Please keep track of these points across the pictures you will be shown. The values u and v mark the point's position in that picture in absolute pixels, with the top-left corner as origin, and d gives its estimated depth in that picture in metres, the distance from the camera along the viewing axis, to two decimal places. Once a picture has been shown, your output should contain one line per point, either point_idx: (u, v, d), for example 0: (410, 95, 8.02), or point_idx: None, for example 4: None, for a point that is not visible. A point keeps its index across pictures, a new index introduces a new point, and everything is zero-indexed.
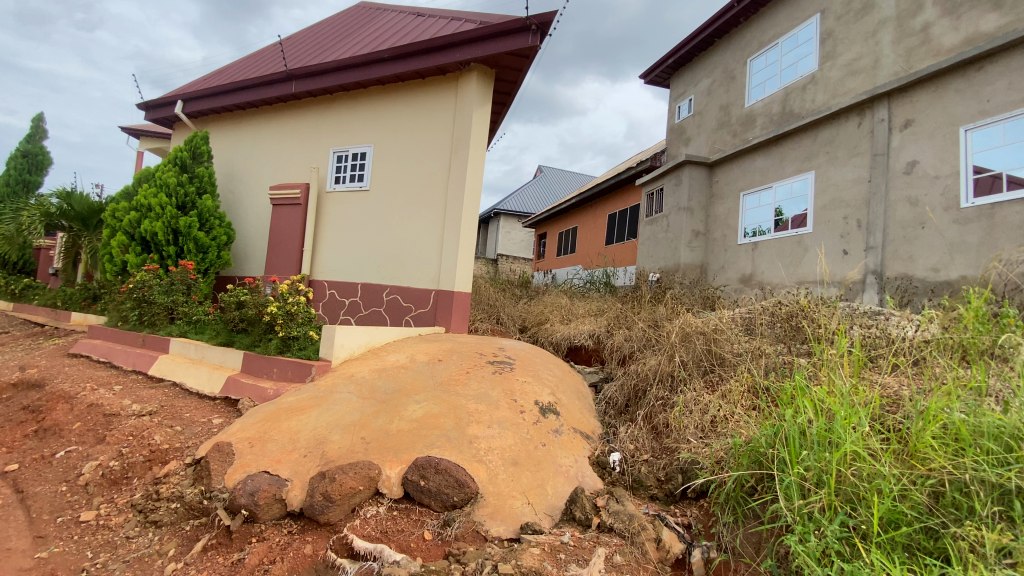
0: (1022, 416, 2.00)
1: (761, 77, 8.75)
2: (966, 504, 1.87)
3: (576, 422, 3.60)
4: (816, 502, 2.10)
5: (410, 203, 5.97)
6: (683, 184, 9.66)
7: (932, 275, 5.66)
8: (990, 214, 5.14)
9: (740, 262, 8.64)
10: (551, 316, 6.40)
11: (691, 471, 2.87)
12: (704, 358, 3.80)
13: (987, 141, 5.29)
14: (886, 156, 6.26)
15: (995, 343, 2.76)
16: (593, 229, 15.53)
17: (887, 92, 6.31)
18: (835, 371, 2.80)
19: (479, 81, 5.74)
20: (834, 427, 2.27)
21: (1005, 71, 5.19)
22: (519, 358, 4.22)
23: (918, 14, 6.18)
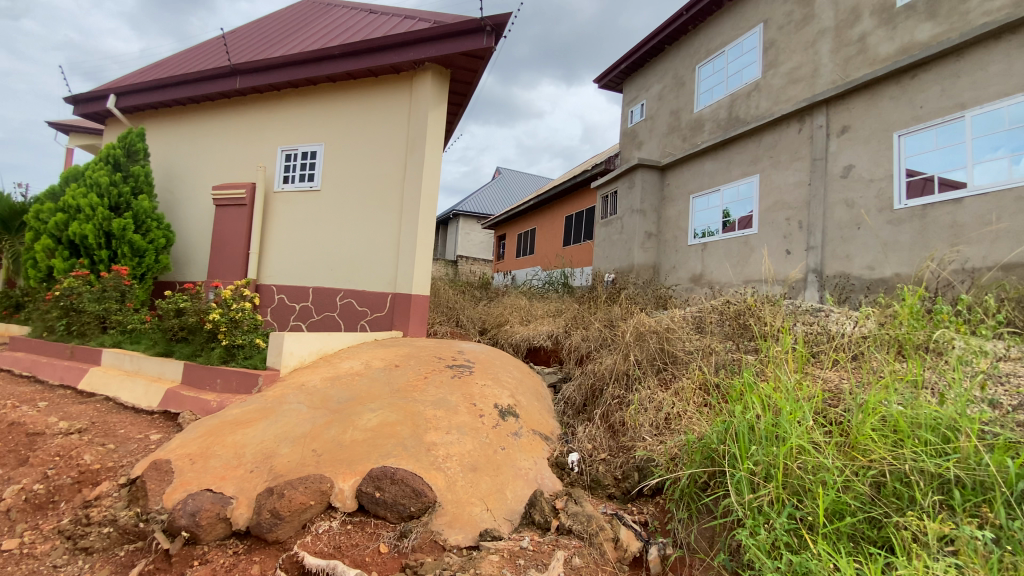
0: (955, 407, 2.14)
1: (709, 84, 9.08)
2: (907, 493, 1.98)
3: (536, 424, 3.59)
4: (765, 496, 2.17)
5: (364, 205, 5.81)
6: (637, 187, 9.90)
7: (867, 273, 6.02)
8: (923, 214, 5.46)
9: (691, 262, 8.94)
10: (510, 317, 6.38)
11: (647, 469, 2.91)
12: (657, 356, 3.89)
13: (920, 146, 5.61)
14: (825, 160, 6.62)
15: (924, 337, 2.95)
16: (551, 230, 15.67)
17: (826, 99, 6.67)
18: (781, 367, 2.92)
19: (434, 81, 5.66)
20: (780, 421, 2.37)
21: (936, 79, 5.50)
22: (478, 361, 4.18)
23: (851, 27, 6.57)
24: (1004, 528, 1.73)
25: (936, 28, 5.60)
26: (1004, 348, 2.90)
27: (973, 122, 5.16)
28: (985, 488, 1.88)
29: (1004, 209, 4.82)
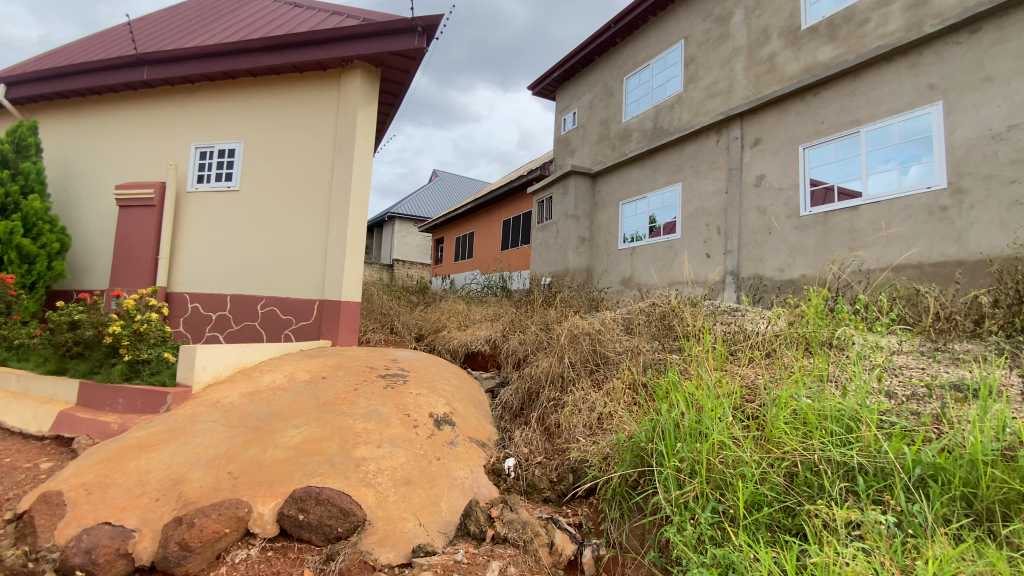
0: (856, 399, 2.34)
1: (636, 95, 9.47)
2: (817, 482, 2.11)
3: (472, 431, 3.52)
4: (690, 491, 2.26)
5: (288, 207, 5.49)
6: (570, 192, 10.12)
7: (778, 275, 6.50)
8: (825, 220, 5.99)
9: (621, 265, 9.25)
10: (447, 323, 6.28)
11: (581, 470, 2.94)
12: (590, 357, 3.96)
13: (822, 158, 6.13)
14: (740, 170, 7.09)
15: (827, 334, 3.21)
16: (488, 234, 15.69)
17: (740, 113, 7.15)
18: (703, 365, 3.06)
19: (364, 80, 5.47)
20: (703, 419, 2.48)
21: (833, 98, 6.07)
22: (413, 369, 4.06)
23: (761, 47, 7.10)
24: (901, 511, 1.88)
25: (833, 52, 6.16)
26: (893, 343, 3.21)
27: (867, 137, 5.70)
28: (884, 473, 2.05)
29: (892, 216, 5.38)
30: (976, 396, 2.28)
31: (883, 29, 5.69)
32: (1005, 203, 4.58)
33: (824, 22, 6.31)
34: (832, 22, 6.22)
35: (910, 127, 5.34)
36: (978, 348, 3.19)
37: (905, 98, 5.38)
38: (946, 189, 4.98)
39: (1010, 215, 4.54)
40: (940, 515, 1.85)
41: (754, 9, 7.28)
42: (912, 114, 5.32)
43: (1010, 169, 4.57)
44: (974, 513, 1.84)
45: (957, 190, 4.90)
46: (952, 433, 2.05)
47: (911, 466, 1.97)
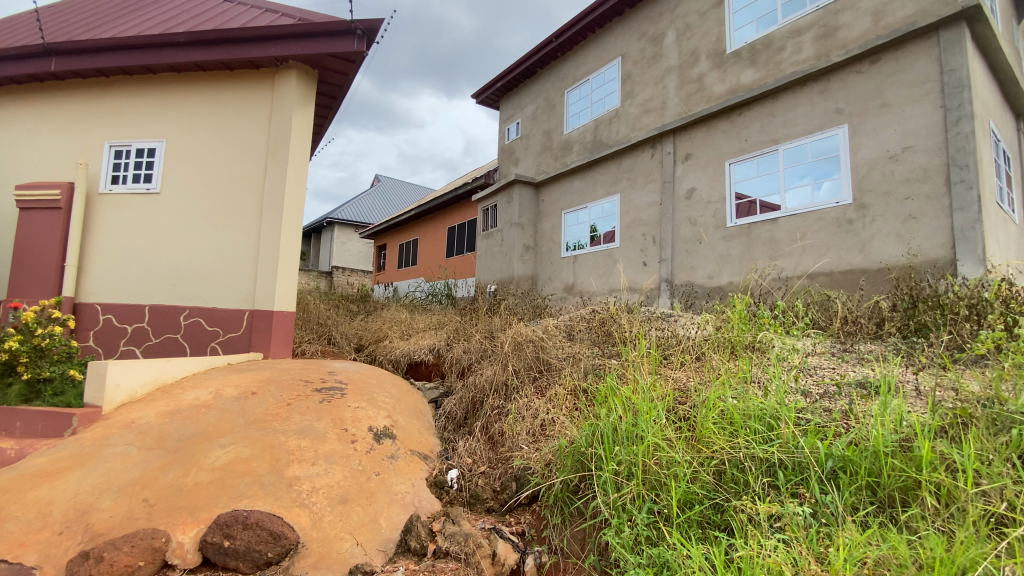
0: (775, 398, 2.51)
1: (576, 108, 9.74)
2: (743, 478, 2.24)
3: (414, 444, 3.44)
4: (627, 494, 2.33)
5: (216, 212, 5.17)
6: (514, 201, 10.22)
7: (708, 282, 6.87)
8: (749, 231, 6.41)
9: (564, 273, 9.44)
10: (388, 332, 6.13)
11: (524, 477, 2.95)
12: (533, 364, 3.99)
13: (746, 173, 6.57)
14: (673, 183, 7.46)
15: (751, 338, 3.43)
16: (432, 241, 15.51)
17: (673, 129, 7.53)
18: (639, 370, 3.17)
19: (300, 81, 5.27)
20: (638, 422, 2.57)
21: (754, 118, 6.53)
22: (352, 382, 3.92)
23: (691, 67, 7.51)
24: (816, 502, 2.03)
25: (754, 75, 6.63)
26: (808, 345, 3.48)
27: (784, 155, 6.17)
28: (801, 467, 2.20)
29: (808, 228, 5.84)
30: (877, 392, 2.51)
31: (797, 57, 6.19)
32: (900, 218, 5.11)
33: (747, 48, 6.77)
34: (753, 48, 6.69)
35: (821, 147, 5.83)
36: (878, 348, 3.52)
37: (817, 120, 5.88)
38: (852, 205, 5.48)
39: (905, 228, 5.07)
40: (849, 504, 2.01)
41: (684, 32, 7.70)
42: (823, 134, 5.82)
43: (904, 187, 5.11)
44: (878, 500, 2.01)
45: (862, 205, 5.40)
46: (858, 427, 2.24)
47: (824, 459, 2.13)
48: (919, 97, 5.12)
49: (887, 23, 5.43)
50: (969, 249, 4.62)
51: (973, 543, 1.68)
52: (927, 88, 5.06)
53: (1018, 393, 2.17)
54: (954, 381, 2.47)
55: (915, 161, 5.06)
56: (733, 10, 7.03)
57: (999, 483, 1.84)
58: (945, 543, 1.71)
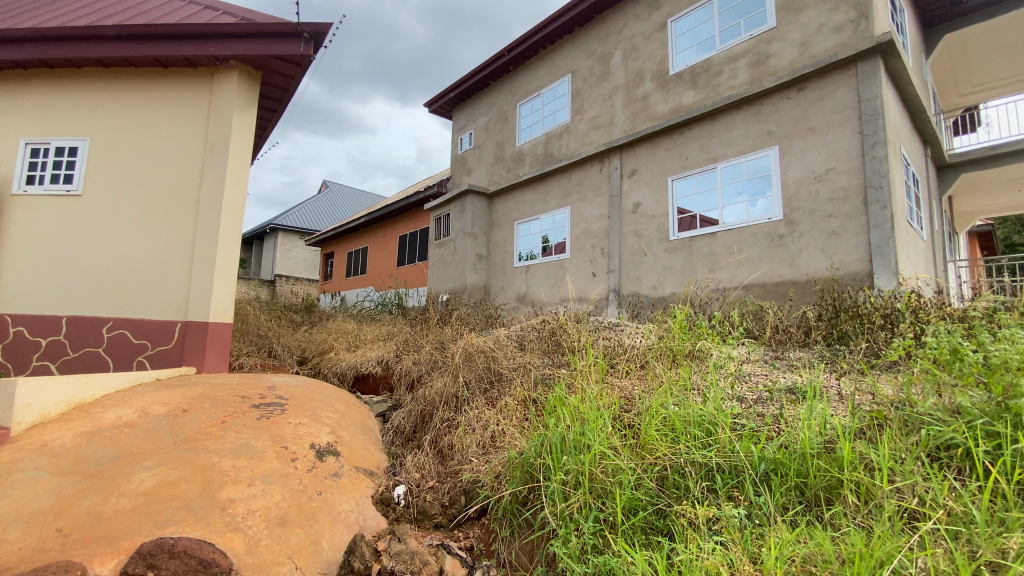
0: (713, 405, 2.63)
1: (528, 121, 9.90)
2: (683, 483, 2.32)
3: (359, 460, 3.34)
4: (574, 503, 2.36)
5: (146, 216, 4.85)
6: (467, 211, 10.21)
7: (653, 292, 7.11)
8: (690, 244, 6.72)
9: (516, 283, 9.50)
10: (335, 344, 5.93)
11: (473, 491, 2.91)
12: (484, 375, 3.98)
13: (688, 189, 6.89)
14: (620, 198, 7.71)
15: (691, 346, 3.58)
16: (383, 250, 15.22)
17: (620, 145, 7.80)
18: (586, 380, 3.23)
19: (242, 82, 5.06)
20: (586, 431, 2.61)
21: (695, 137, 6.88)
22: (293, 397, 3.75)
23: (636, 87, 7.83)
24: (750, 504, 2.13)
25: (695, 97, 6.98)
26: (744, 353, 3.67)
27: (722, 173, 6.52)
28: (737, 471, 2.30)
29: (743, 242, 6.19)
30: (804, 396, 2.69)
31: (733, 81, 6.59)
32: (824, 234, 5.51)
33: (688, 71, 7.13)
34: (694, 71, 7.05)
35: (755, 166, 6.22)
36: (806, 355, 3.77)
37: (751, 142, 6.27)
38: (782, 221, 5.86)
39: (829, 244, 5.47)
40: (780, 504, 2.12)
41: (630, 53, 8.02)
42: (756, 155, 6.21)
43: (827, 206, 5.52)
44: (805, 499, 2.13)
45: (791, 221, 5.79)
46: (787, 431, 2.37)
47: (757, 462, 2.25)
48: (840, 124, 5.56)
49: (812, 54, 5.88)
50: (884, 263, 5.04)
51: (889, 537, 1.80)
52: (847, 115, 5.51)
53: (925, 395, 2.38)
54: (871, 385, 2.68)
55: (837, 182, 5.48)
56: (676, 34, 7.39)
57: (909, 480, 2.01)
58: (864, 538, 1.83)
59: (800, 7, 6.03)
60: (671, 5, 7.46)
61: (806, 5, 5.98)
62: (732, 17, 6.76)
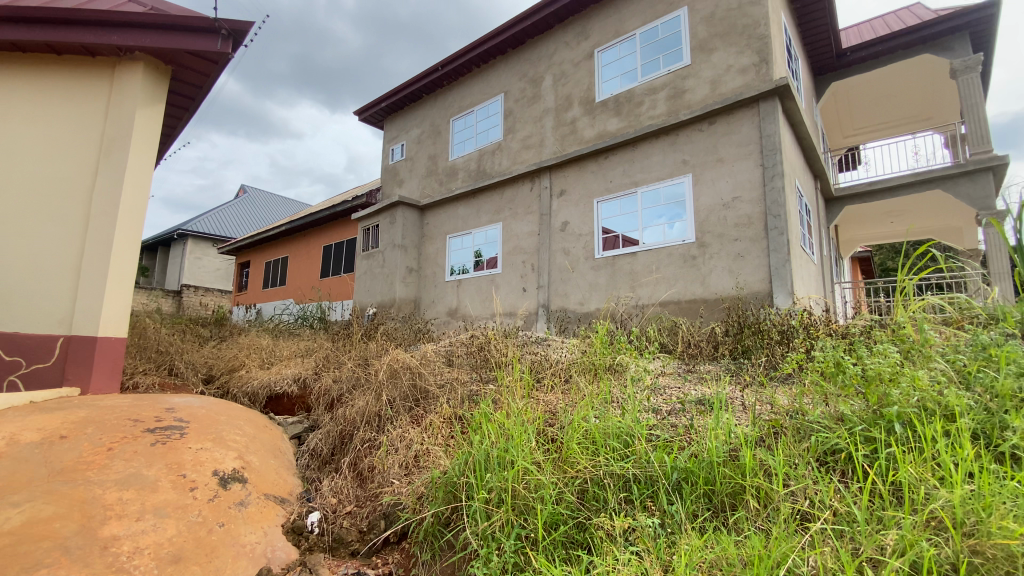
0: (631, 417, 2.74)
1: (461, 137, 9.95)
2: (602, 495, 2.39)
3: (269, 487, 3.10)
4: (496, 521, 2.34)
5: (26, 216, 4.29)
6: (398, 223, 10.00)
7: (579, 308, 7.33)
8: (614, 263, 7.02)
9: (447, 297, 9.42)
10: (246, 361, 5.52)
11: (394, 514, 2.80)
12: (409, 393, 3.87)
13: (612, 211, 7.22)
14: (550, 216, 7.92)
15: (611, 360, 3.73)
16: (305, 260, 14.49)
17: (549, 165, 8.03)
18: (512, 395, 3.25)
19: (148, 76, 4.65)
20: (509, 447, 2.61)
21: (619, 162, 7.25)
22: (195, 420, 3.43)
23: (566, 111, 8.13)
24: (663, 514, 2.23)
25: (619, 124, 7.37)
26: (660, 367, 3.87)
27: (642, 197, 6.92)
28: (652, 481, 2.40)
29: (661, 262, 6.57)
30: (711, 407, 2.87)
31: (653, 112, 7.03)
32: (732, 256, 5.99)
33: (613, 99, 7.52)
34: (618, 99, 7.45)
35: (672, 192, 6.65)
36: (715, 368, 4.05)
37: (668, 169, 6.71)
38: (696, 243, 6.29)
39: (735, 265, 5.94)
40: (690, 512, 2.23)
41: (560, 78, 8.33)
42: (672, 182, 6.65)
43: (734, 231, 6.02)
44: (713, 506, 2.26)
45: (703, 244, 6.24)
46: (697, 441, 2.52)
47: (670, 472, 2.37)
48: (744, 156, 6.10)
49: (721, 92, 6.42)
50: (781, 283, 5.55)
51: (785, 539, 1.95)
52: (751, 149, 6.06)
53: (814, 405, 2.62)
54: (769, 396, 2.92)
55: (742, 209, 5.99)
56: (602, 64, 7.78)
57: (802, 483, 2.19)
58: (763, 540, 1.97)
59: (711, 48, 6.59)
60: (598, 36, 7.87)
61: (716, 47, 6.55)
62: (652, 52, 7.24)
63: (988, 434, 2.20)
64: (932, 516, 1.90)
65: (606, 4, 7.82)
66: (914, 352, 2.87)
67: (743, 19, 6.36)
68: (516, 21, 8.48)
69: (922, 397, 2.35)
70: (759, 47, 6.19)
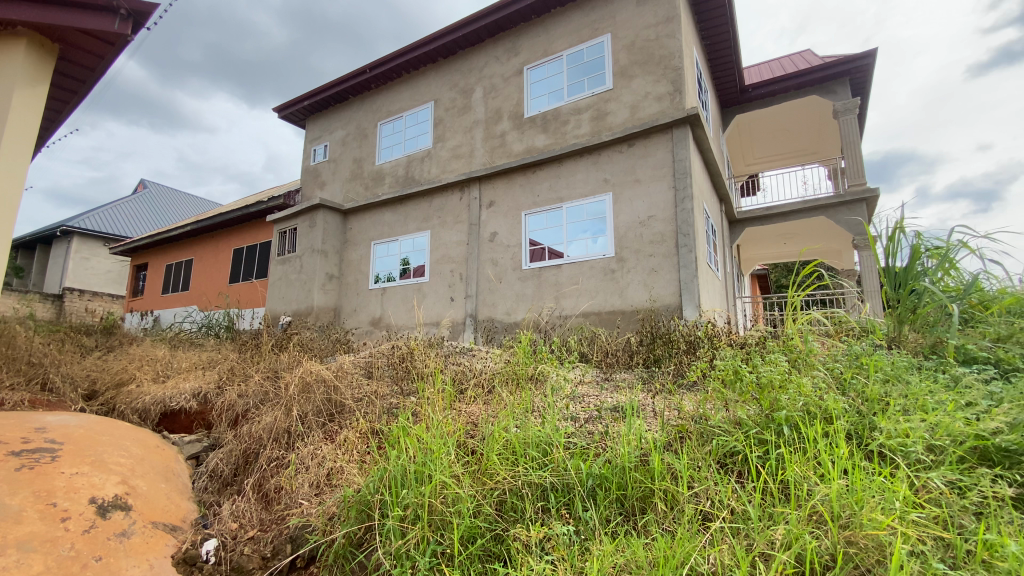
0: (549, 426, 2.79)
1: (388, 142, 9.74)
2: (520, 506, 2.41)
3: (157, 514, 2.80)
4: (412, 538, 2.28)
5: None
6: (318, 227, 9.54)
7: (505, 318, 7.39)
8: (540, 274, 7.18)
9: (370, 306, 9.12)
10: (136, 374, 4.96)
11: (301, 536, 2.62)
12: (323, 408, 3.66)
13: (539, 224, 7.38)
14: (478, 226, 7.95)
15: (533, 370, 3.80)
16: (213, 264, 13.41)
17: (478, 176, 8.08)
18: (432, 408, 3.19)
19: (30, 54, 4.12)
20: (428, 461, 2.57)
21: (546, 176, 7.44)
22: (70, 441, 3.03)
23: (495, 124, 8.24)
24: (578, 521, 2.29)
25: (546, 140, 7.58)
26: (579, 376, 3.99)
27: (567, 212, 7.15)
28: (569, 488, 2.46)
29: (584, 275, 6.81)
30: (625, 414, 3.01)
31: (577, 131, 7.31)
32: (647, 270, 6.34)
33: (541, 115, 7.73)
34: (545, 116, 7.67)
35: (594, 208, 6.94)
36: (629, 376, 4.25)
37: (591, 186, 7.00)
38: (615, 257, 6.60)
39: (650, 279, 6.30)
40: (603, 517, 2.31)
41: (490, 91, 8.44)
42: (595, 199, 6.94)
43: (649, 247, 6.39)
44: (624, 510, 2.35)
45: (621, 258, 6.56)
46: (611, 447, 2.61)
47: (586, 479, 2.44)
48: (659, 178, 6.50)
49: (640, 116, 6.82)
50: (690, 296, 5.97)
51: (688, 539, 2.06)
52: (665, 172, 6.47)
53: (716, 410, 2.82)
54: (676, 402, 3.10)
55: (657, 227, 6.37)
56: (531, 81, 7.98)
57: (704, 485, 2.34)
58: (669, 542, 2.07)
59: (631, 75, 7.00)
60: (527, 53, 8.07)
61: (636, 74, 6.97)
62: (578, 74, 7.55)
63: (860, 434, 2.48)
64: (814, 510, 2.10)
65: (536, 23, 8.05)
66: (801, 360, 3.17)
67: (660, 50, 6.82)
68: (447, 31, 8.49)
69: (806, 402, 2.61)
70: (674, 77, 6.66)
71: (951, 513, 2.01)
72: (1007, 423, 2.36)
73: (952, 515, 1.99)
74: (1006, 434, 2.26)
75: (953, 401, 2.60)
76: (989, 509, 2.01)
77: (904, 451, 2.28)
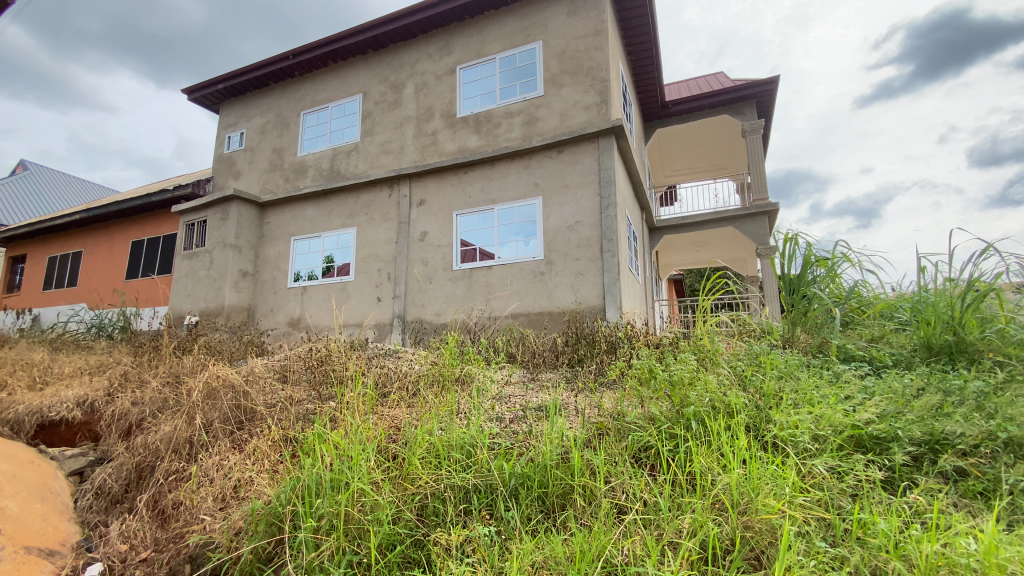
0: (472, 429, 2.78)
1: (313, 133, 9.30)
2: (441, 509, 2.39)
3: (31, 537, 2.63)
4: (326, 550, 2.19)
5: None
6: (231, 220, 8.88)
7: (435, 318, 7.30)
8: (470, 275, 7.16)
9: (289, 305, 8.64)
10: (7, 381, 4.37)
11: (203, 555, 2.42)
12: (231, 415, 3.37)
13: (470, 224, 7.37)
14: (407, 225, 7.79)
15: (458, 371, 3.81)
16: (106, 258, 12.09)
17: (408, 174, 7.92)
18: (353, 413, 3.09)
19: None
20: (345, 469, 2.48)
21: (477, 177, 7.43)
22: None
23: (426, 122, 8.11)
24: (500, 521, 2.31)
25: (477, 141, 7.59)
26: (505, 376, 4.04)
27: (498, 214, 7.20)
28: (491, 488, 2.48)
29: (514, 277, 6.89)
30: (548, 413, 3.07)
31: (509, 134, 7.38)
32: (573, 273, 6.54)
33: (472, 116, 7.73)
34: (477, 118, 7.68)
35: (525, 211, 7.05)
36: (554, 375, 4.36)
37: (522, 189, 7.10)
38: (544, 260, 6.74)
39: (576, 281, 6.50)
40: (524, 516, 2.35)
41: (421, 88, 8.31)
42: (525, 202, 7.05)
43: (576, 251, 6.59)
44: (545, 506, 2.41)
45: (550, 261, 6.71)
46: (534, 446, 2.65)
47: (508, 479, 2.47)
48: (586, 185, 6.73)
49: (569, 124, 7.02)
50: (613, 299, 6.26)
51: (604, 532, 2.14)
52: (592, 179, 6.70)
53: (632, 407, 2.96)
54: (596, 400, 3.21)
55: (583, 232, 6.59)
56: (463, 81, 7.96)
57: (620, 479, 2.44)
58: (586, 536, 2.14)
59: (561, 83, 7.19)
60: (460, 53, 8.04)
61: (565, 83, 7.17)
62: (510, 78, 7.63)
63: (757, 426, 2.69)
64: (716, 499, 2.26)
65: (469, 24, 8.04)
66: (708, 359, 3.41)
67: (589, 61, 7.07)
68: (378, 23, 8.23)
69: (711, 398, 2.80)
70: (601, 89, 6.92)
71: (832, 495, 2.24)
72: (878, 413, 2.69)
73: (832, 498, 2.22)
74: (877, 424, 2.57)
75: (835, 395, 2.91)
76: (863, 490, 2.27)
77: (794, 441, 2.53)
